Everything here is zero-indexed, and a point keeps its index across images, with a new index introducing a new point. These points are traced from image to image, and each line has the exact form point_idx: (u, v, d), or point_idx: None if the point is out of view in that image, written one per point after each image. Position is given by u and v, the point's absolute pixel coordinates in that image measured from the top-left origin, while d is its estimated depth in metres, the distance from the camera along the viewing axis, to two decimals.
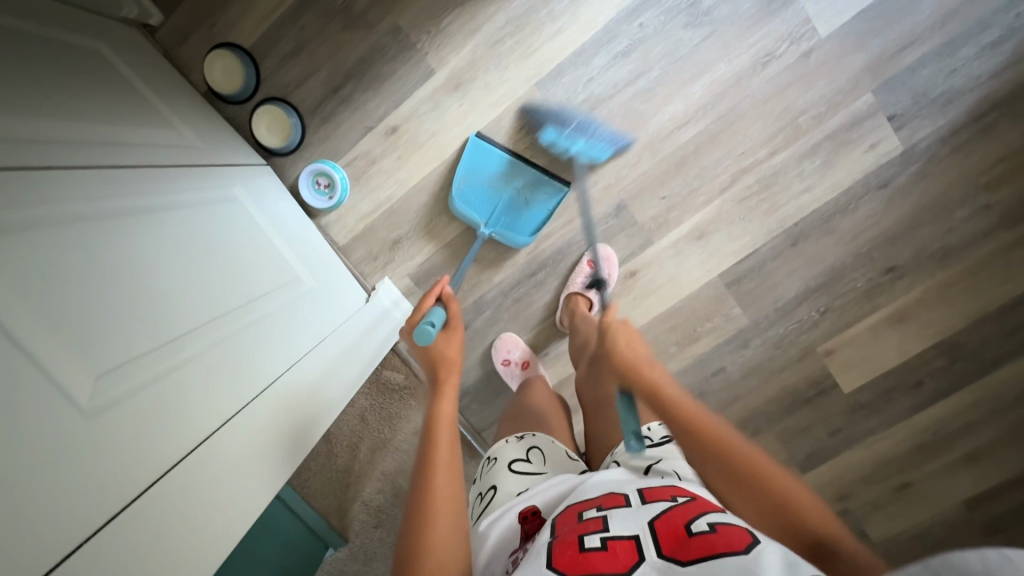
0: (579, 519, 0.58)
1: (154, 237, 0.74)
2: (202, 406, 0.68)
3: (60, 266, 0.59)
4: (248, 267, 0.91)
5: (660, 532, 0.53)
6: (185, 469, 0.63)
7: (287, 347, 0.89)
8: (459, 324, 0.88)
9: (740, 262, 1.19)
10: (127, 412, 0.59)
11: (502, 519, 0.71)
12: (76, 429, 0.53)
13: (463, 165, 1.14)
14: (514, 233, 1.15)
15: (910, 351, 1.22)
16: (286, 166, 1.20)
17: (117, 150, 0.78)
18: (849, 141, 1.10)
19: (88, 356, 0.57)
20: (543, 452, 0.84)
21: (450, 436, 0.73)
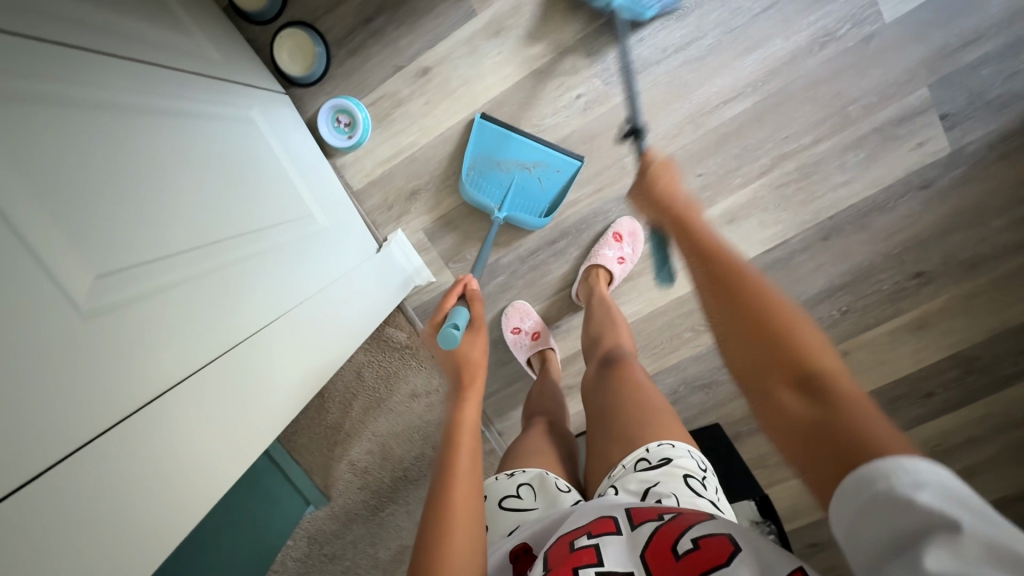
0: (570, 549, 0.54)
1: (169, 143, 0.67)
2: (207, 329, 0.63)
3: (65, 148, 0.52)
4: (262, 194, 0.84)
5: (652, 563, 0.51)
6: (188, 392, 0.58)
7: (298, 282, 0.83)
8: (483, 324, 0.84)
9: (768, 251, 1.15)
10: (129, 320, 0.53)
11: (492, 557, 0.65)
12: (73, 329, 0.47)
13: (471, 148, 1.09)
14: (530, 215, 1.12)
15: (925, 360, 1.20)
16: (305, 98, 1.13)
17: (132, 43, 0.70)
18: (896, 137, 1.06)
19: (91, 252, 0.51)
20: (535, 484, 0.76)
21: (472, 444, 0.69)
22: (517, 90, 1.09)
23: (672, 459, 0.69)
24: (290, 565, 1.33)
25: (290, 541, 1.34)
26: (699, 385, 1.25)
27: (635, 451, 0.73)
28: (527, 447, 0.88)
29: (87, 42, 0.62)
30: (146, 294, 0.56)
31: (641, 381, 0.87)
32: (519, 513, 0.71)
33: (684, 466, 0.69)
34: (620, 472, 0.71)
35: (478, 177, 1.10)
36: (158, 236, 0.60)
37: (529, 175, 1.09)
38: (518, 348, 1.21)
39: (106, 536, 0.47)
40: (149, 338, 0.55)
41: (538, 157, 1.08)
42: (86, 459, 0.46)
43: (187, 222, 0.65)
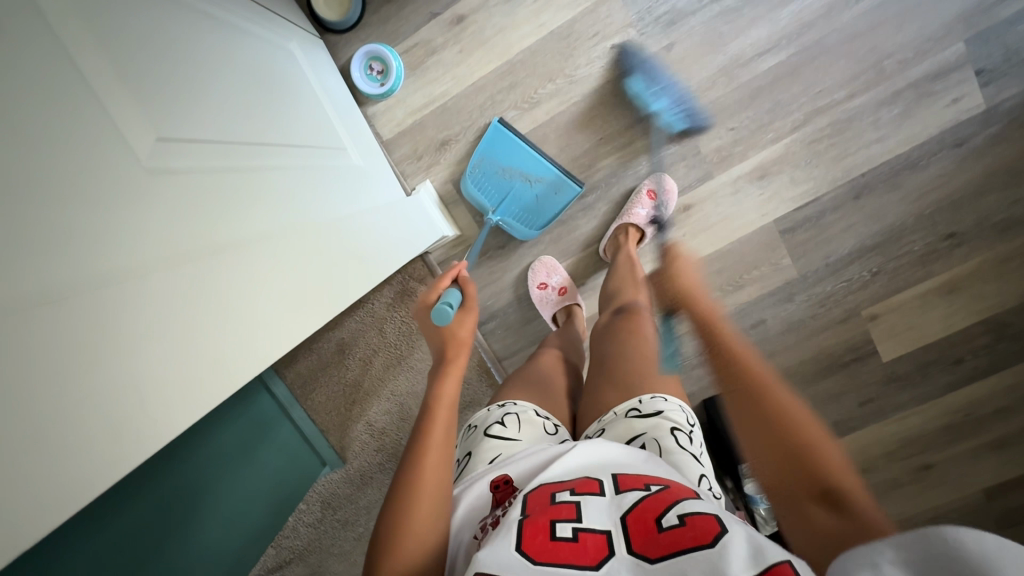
0: (551, 502, 0.50)
1: (221, 46, 0.69)
2: (245, 217, 0.64)
3: (136, 19, 0.53)
4: (302, 116, 0.85)
5: (632, 527, 0.46)
6: (206, 274, 0.56)
7: (332, 204, 0.84)
8: (474, 305, 0.75)
9: (799, 209, 1.14)
10: (161, 185, 0.52)
11: (473, 488, 0.62)
12: (136, 179, 0.49)
13: (484, 149, 1.11)
14: (524, 225, 1.13)
15: (956, 324, 1.18)
16: (339, 45, 1.13)
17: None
18: (931, 93, 1.06)
19: (137, 110, 0.51)
20: (521, 417, 0.73)
21: (446, 419, 0.63)
22: (552, 40, 1.10)
23: (663, 411, 0.68)
24: (303, 531, 1.31)
25: (303, 505, 1.32)
26: None
27: (629, 400, 0.71)
28: (527, 381, 0.85)
29: None
30: (180, 169, 0.55)
31: (643, 328, 0.86)
32: (503, 441, 0.68)
33: (673, 418, 0.67)
34: (610, 417, 0.70)
35: (481, 176, 1.12)
36: (201, 123, 0.60)
37: (529, 187, 1.11)
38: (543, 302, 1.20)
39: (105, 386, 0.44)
40: (180, 206, 0.54)
41: (542, 173, 1.09)
42: (96, 302, 0.44)
43: (229, 119, 0.65)
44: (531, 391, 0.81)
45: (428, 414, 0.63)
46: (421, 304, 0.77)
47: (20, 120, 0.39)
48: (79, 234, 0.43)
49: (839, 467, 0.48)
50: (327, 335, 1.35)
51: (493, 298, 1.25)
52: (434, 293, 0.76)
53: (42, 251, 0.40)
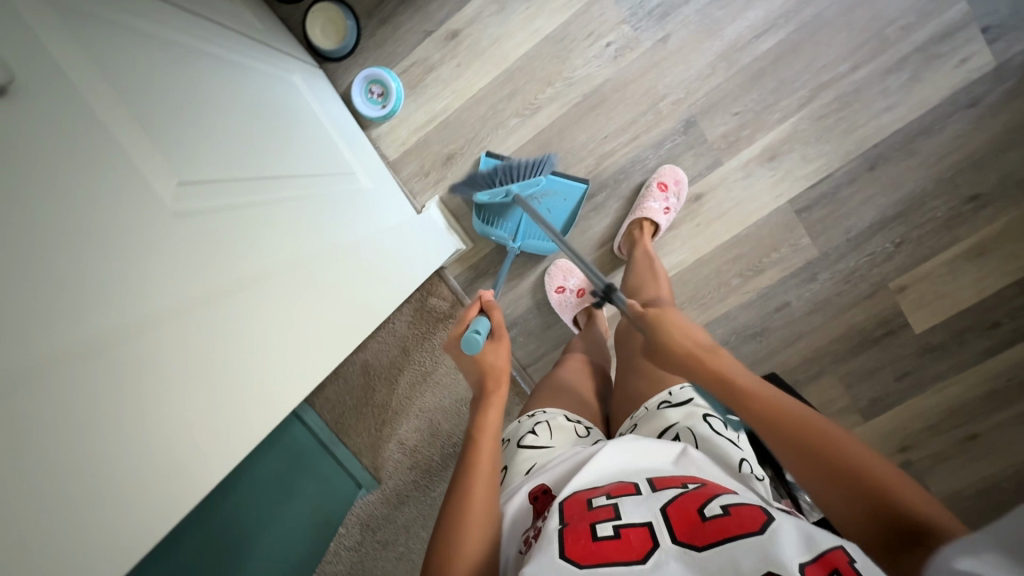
0: (588, 506, 0.50)
1: (228, 86, 0.70)
2: (264, 249, 0.64)
3: (146, 69, 0.55)
4: (308, 145, 0.86)
5: (674, 517, 0.46)
6: (223, 319, 0.56)
7: (345, 228, 0.84)
8: (506, 335, 0.72)
9: (812, 186, 1.13)
10: (172, 231, 0.51)
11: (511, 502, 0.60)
12: (162, 222, 0.50)
13: (483, 188, 1.09)
14: (543, 242, 1.14)
15: (989, 288, 1.16)
16: (338, 72, 1.15)
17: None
18: (939, 55, 1.04)
19: (157, 155, 0.52)
20: (551, 423, 0.72)
21: (492, 449, 0.61)
22: (547, 44, 1.10)
23: (695, 399, 0.66)
24: (345, 555, 1.29)
25: (342, 529, 1.30)
26: (751, 334, 1.23)
27: (659, 394, 0.71)
28: (553, 387, 0.84)
29: None
30: (191, 212, 0.54)
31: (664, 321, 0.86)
32: (537, 450, 0.67)
33: (704, 405, 0.65)
34: (643, 412, 0.69)
35: (489, 212, 1.12)
36: (212, 163, 0.60)
37: (539, 204, 1.10)
38: (563, 307, 1.19)
39: (125, 446, 0.44)
40: (192, 252, 0.53)
41: (551, 184, 1.09)
42: (111, 361, 0.43)
43: (239, 157, 0.66)
44: (560, 396, 0.81)
45: (472, 445, 0.61)
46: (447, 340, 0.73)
47: (31, 176, 0.39)
48: (90, 291, 0.42)
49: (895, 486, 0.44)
50: (352, 359, 1.35)
51: (512, 306, 1.25)
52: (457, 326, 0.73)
53: (75, 304, 0.41)
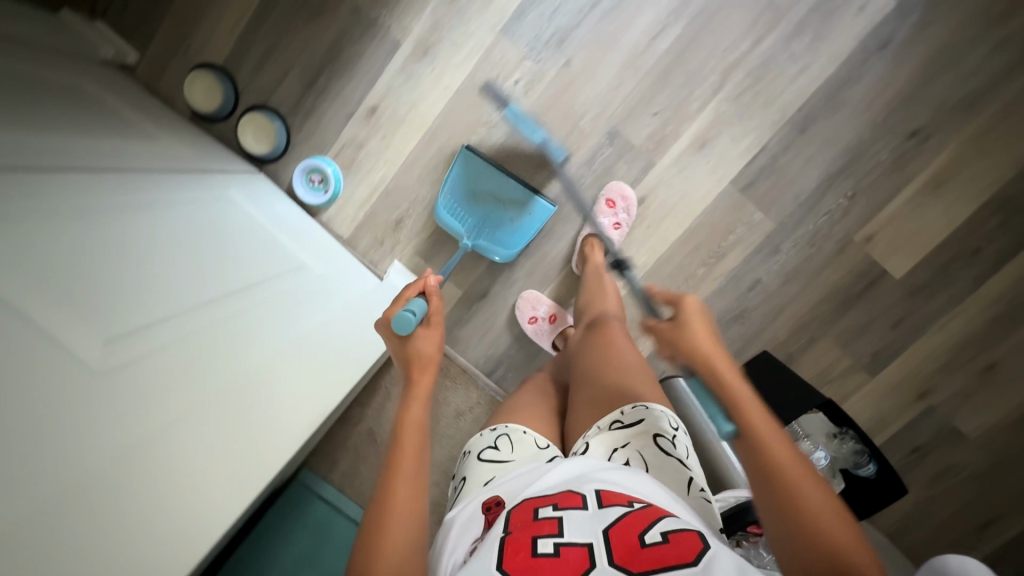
0: (534, 517, 0.54)
1: (162, 227, 0.78)
2: (205, 371, 0.72)
3: (66, 243, 0.62)
4: (256, 255, 0.93)
5: (614, 541, 0.50)
6: (213, 416, 0.71)
7: (298, 322, 0.90)
8: (439, 321, 0.81)
9: (750, 163, 1.13)
10: (144, 370, 0.65)
11: (463, 509, 0.64)
12: (86, 385, 0.58)
13: (456, 176, 1.14)
14: (499, 248, 1.16)
15: (960, 217, 1.12)
16: (279, 171, 1.22)
17: (83, 144, 0.79)
18: (836, 9, 1.05)
19: (85, 323, 0.60)
20: (512, 437, 0.76)
21: (415, 443, 0.64)
22: (460, 96, 1.14)
23: (646, 419, 0.69)
24: None
25: None
26: (732, 318, 1.22)
27: (611, 413, 0.73)
28: (515, 405, 0.87)
29: (72, 162, 0.73)
30: (156, 346, 0.67)
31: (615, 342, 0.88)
32: (496, 464, 0.72)
33: (656, 425, 0.68)
34: (594, 432, 0.71)
35: (453, 204, 1.15)
36: (166, 296, 0.71)
37: (502, 209, 1.14)
38: (541, 336, 1.22)
39: (164, 526, 0.62)
40: (172, 378, 0.68)
41: (517, 193, 1.12)
42: (108, 491, 0.59)
43: (185, 283, 0.75)
44: (523, 413, 0.84)
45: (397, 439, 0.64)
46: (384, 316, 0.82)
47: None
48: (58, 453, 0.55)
49: (849, 540, 0.49)
50: (357, 430, 1.38)
51: (493, 345, 1.27)
52: (397, 307, 0.83)
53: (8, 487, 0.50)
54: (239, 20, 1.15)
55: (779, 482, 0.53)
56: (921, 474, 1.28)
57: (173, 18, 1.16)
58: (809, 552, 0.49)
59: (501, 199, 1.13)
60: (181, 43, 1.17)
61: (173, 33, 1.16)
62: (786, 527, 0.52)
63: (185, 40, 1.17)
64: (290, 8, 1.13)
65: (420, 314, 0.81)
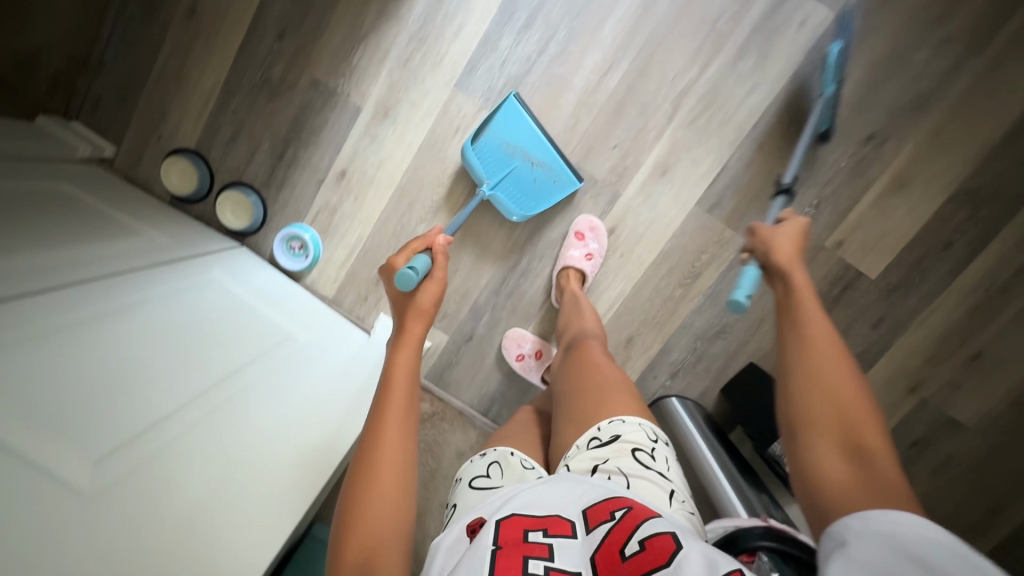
0: (523, 539, 0.55)
1: (139, 333, 0.81)
2: (199, 464, 0.74)
3: (42, 377, 0.66)
4: (237, 336, 0.96)
5: (599, 564, 0.53)
6: (218, 500, 0.73)
7: (286, 394, 0.93)
8: (440, 274, 0.92)
9: (712, 184, 1.15)
10: (137, 481, 0.68)
11: (448, 532, 0.62)
12: (84, 512, 0.61)
13: (496, 121, 1.08)
14: (515, 205, 1.15)
15: (927, 213, 1.14)
16: (259, 241, 1.26)
17: (65, 255, 0.84)
18: (776, 29, 1.07)
19: (70, 451, 0.63)
20: (503, 464, 0.79)
21: (405, 382, 0.75)
22: (424, 152, 1.18)
23: (621, 435, 0.71)
24: None
25: None
26: (715, 334, 1.24)
27: (589, 430, 0.75)
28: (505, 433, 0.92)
29: (55, 279, 0.78)
30: (147, 456, 0.70)
31: (592, 359, 0.92)
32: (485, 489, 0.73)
33: (633, 440, 0.71)
34: (574, 451, 0.73)
35: (484, 146, 1.11)
36: (154, 400, 0.75)
37: (530, 168, 1.11)
38: (530, 372, 1.24)
39: None
40: (172, 478, 0.71)
41: (546, 157, 1.10)
42: None
43: (170, 382, 0.79)
44: (511, 440, 0.88)
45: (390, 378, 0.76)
46: (388, 265, 0.93)
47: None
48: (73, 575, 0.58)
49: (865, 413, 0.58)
50: None
51: (485, 385, 1.30)
52: (402, 259, 0.93)
53: None
54: (205, 104, 1.20)
55: (815, 358, 0.64)
56: (923, 466, 1.28)
57: (143, 110, 1.22)
58: (826, 409, 0.60)
59: (532, 155, 1.10)
60: (152, 132, 1.23)
61: (144, 123, 1.23)
62: (813, 390, 0.61)
63: (157, 128, 1.22)
64: (253, 87, 1.18)
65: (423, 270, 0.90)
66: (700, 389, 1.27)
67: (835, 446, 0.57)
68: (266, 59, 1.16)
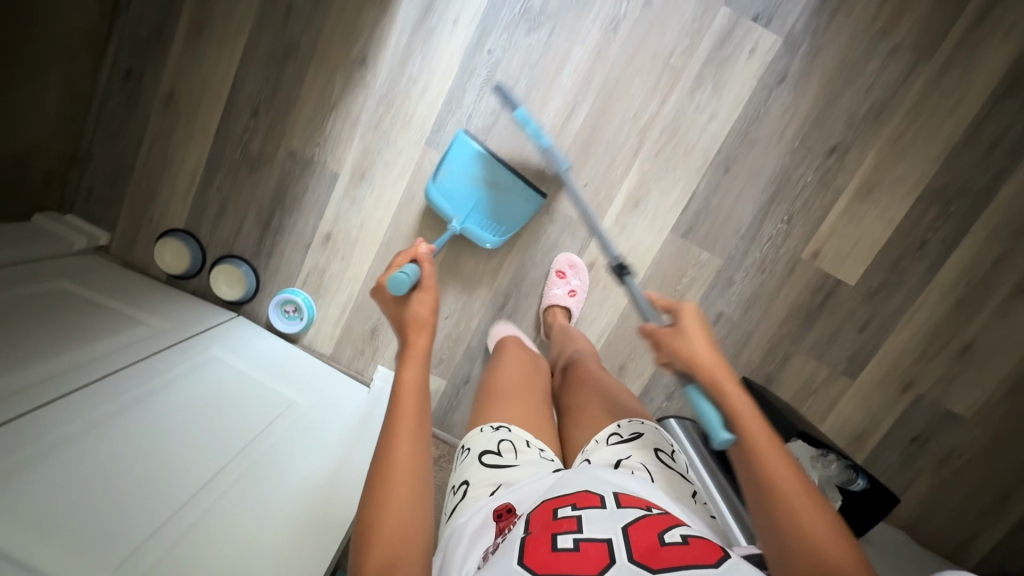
0: (553, 517, 0.57)
1: (147, 427, 0.85)
2: (218, 547, 0.77)
3: (53, 492, 0.70)
4: (243, 410, 1.00)
5: (632, 537, 0.53)
6: None
7: (295, 463, 0.97)
8: (433, 283, 0.82)
9: (685, 210, 1.18)
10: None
11: (473, 518, 0.66)
12: None
13: (451, 161, 1.12)
14: (486, 232, 1.17)
15: (898, 216, 1.16)
16: (255, 308, 1.30)
17: (70, 360, 0.89)
18: (728, 57, 1.11)
19: (91, 558, 0.67)
20: (516, 444, 0.74)
21: (415, 404, 0.69)
22: (403, 208, 1.22)
23: (642, 434, 0.76)
24: None
25: None
26: None
27: (607, 427, 0.78)
28: (505, 394, 0.84)
29: (58, 388, 0.82)
30: (165, 549, 0.73)
31: (592, 372, 0.96)
32: (501, 472, 0.71)
33: (652, 440, 0.76)
34: (593, 445, 0.76)
35: (446, 185, 1.14)
36: (167, 494, 0.78)
37: (494, 194, 1.14)
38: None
39: None
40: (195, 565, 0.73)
41: (506, 180, 1.13)
42: None
43: (176, 474, 0.82)
44: (521, 410, 0.82)
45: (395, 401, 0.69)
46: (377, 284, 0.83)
47: None
48: None
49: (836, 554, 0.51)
50: None
51: None
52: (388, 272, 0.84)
53: None
54: (190, 184, 1.25)
55: (768, 495, 0.56)
56: (928, 461, 1.27)
57: (132, 196, 1.27)
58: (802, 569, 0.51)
59: (491, 181, 1.13)
60: (143, 216, 1.28)
61: (135, 209, 1.27)
62: (778, 544, 0.54)
63: (147, 212, 1.27)
64: (234, 164, 1.23)
65: (414, 279, 0.81)
66: None
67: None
68: (243, 136, 1.21)
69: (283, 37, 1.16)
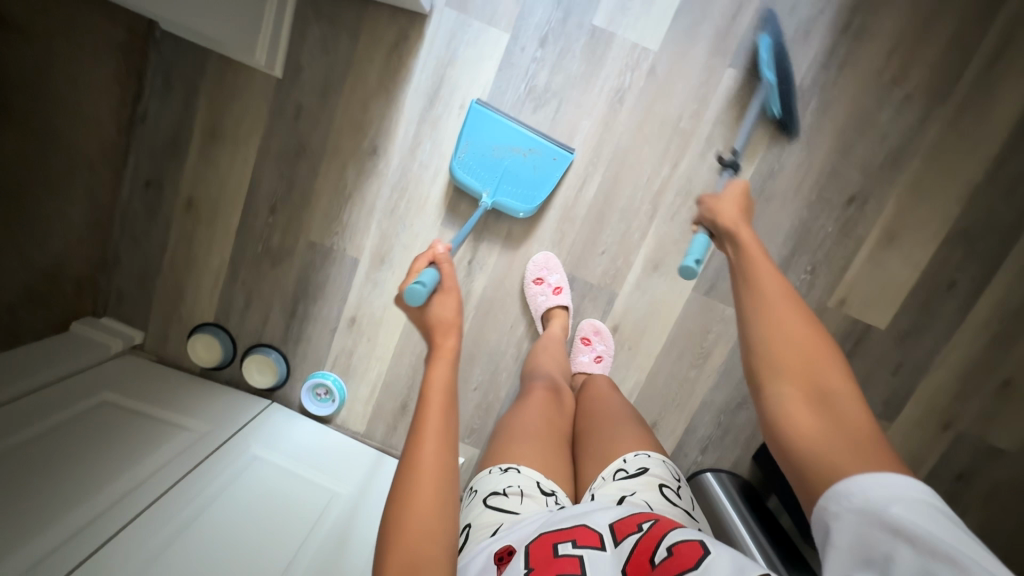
0: (554, 554, 0.57)
1: (195, 556, 0.86)
2: None
3: None
4: (285, 515, 1.00)
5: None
6: None
7: (344, 560, 0.95)
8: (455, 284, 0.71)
9: (705, 269, 1.18)
10: None
11: (474, 561, 0.63)
12: None
13: (472, 132, 1.09)
14: (520, 200, 1.13)
15: (924, 259, 1.14)
16: (287, 393, 1.33)
17: (115, 490, 0.90)
18: (737, 117, 1.11)
19: None
20: (523, 487, 0.71)
21: (440, 415, 0.62)
22: None
23: (649, 469, 0.73)
24: None
25: None
26: (736, 405, 1.25)
27: (614, 462, 0.77)
28: (516, 430, 0.83)
29: (107, 530, 0.83)
30: None
31: (601, 401, 0.95)
32: (503, 513, 0.68)
33: (659, 475, 0.72)
34: (600, 483, 0.74)
35: (469, 159, 1.11)
36: None
37: (523, 159, 1.11)
38: (538, 299, 1.18)
39: None
40: None
41: (532, 145, 1.10)
42: None
43: None
44: (534, 447, 0.79)
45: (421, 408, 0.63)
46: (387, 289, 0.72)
47: None
48: None
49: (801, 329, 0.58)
50: None
51: None
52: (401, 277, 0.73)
53: None
54: (216, 281, 1.28)
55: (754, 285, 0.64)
56: (974, 499, 1.25)
57: (162, 295, 1.30)
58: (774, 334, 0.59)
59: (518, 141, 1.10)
60: (174, 313, 1.31)
61: (166, 307, 1.31)
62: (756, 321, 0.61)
63: (177, 309, 1.31)
64: (256, 257, 1.25)
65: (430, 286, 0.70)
66: (732, 459, 1.28)
67: (802, 401, 0.55)
68: (264, 232, 1.24)
69: (296, 136, 1.18)
